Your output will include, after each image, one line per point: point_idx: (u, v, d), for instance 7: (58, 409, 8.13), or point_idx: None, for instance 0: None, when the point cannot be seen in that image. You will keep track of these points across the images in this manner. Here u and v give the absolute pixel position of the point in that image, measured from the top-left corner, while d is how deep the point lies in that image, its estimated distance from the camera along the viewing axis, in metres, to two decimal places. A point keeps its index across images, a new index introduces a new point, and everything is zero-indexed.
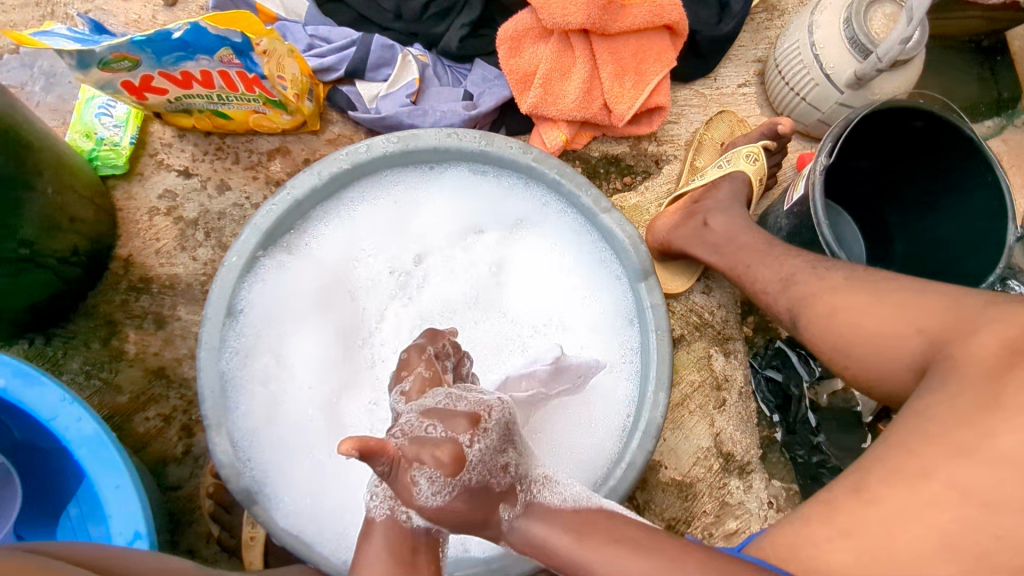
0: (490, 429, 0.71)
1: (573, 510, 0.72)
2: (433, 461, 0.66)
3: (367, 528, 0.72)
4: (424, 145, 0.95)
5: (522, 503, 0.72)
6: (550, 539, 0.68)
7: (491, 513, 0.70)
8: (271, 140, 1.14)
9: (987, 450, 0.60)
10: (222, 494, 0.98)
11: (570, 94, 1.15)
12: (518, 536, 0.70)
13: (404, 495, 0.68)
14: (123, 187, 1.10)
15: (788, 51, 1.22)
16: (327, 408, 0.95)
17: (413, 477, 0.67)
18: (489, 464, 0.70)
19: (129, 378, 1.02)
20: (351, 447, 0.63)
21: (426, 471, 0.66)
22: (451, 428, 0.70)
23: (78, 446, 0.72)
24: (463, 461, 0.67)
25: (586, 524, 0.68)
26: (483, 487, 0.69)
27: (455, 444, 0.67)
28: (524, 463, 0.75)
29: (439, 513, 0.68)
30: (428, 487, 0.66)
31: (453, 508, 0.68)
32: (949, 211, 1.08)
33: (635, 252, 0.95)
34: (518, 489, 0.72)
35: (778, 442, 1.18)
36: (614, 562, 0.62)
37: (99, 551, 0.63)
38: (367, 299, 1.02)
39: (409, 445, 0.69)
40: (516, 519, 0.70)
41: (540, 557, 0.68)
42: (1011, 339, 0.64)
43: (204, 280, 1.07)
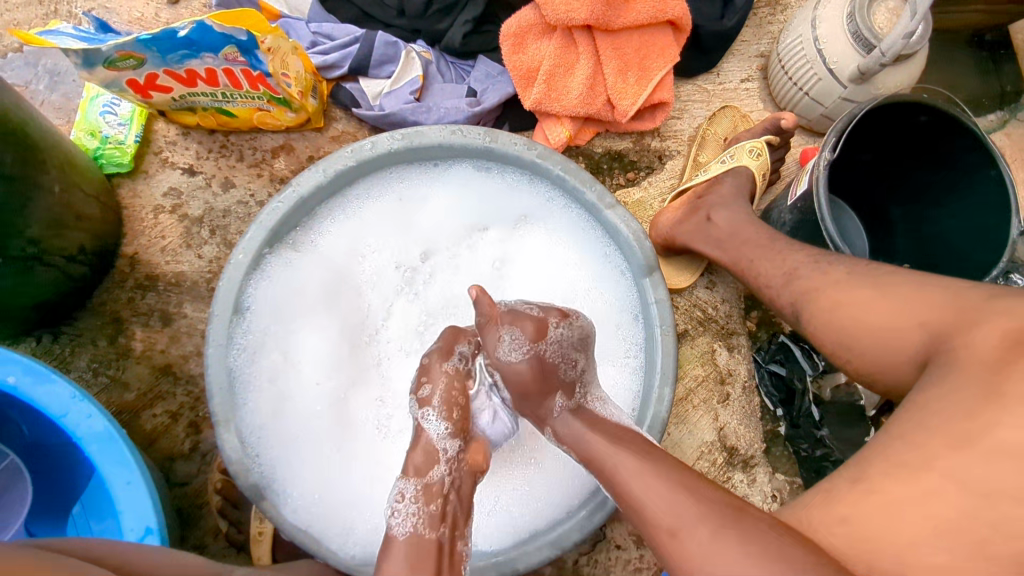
0: (574, 326, 0.80)
1: (616, 423, 0.79)
2: (523, 326, 0.77)
3: (388, 545, 0.72)
4: (429, 141, 0.95)
5: (575, 402, 0.81)
6: (587, 435, 0.75)
7: (549, 394, 0.79)
8: (274, 137, 1.14)
9: (987, 442, 0.61)
10: (229, 490, 0.99)
11: (574, 91, 1.15)
12: (563, 424, 0.78)
13: (490, 347, 0.79)
14: (128, 185, 1.10)
15: (791, 45, 1.22)
16: (334, 404, 0.96)
17: (500, 333, 0.78)
18: (563, 352, 0.79)
19: (135, 375, 1.03)
20: (478, 292, 0.77)
21: (515, 331, 0.77)
22: (546, 312, 0.79)
23: (88, 442, 0.73)
24: (545, 333, 0.77)
25: (623, 432, 0.75)
26: (553, 367, 0.78)
27: (543, 321, 0.78)
28: (589, 373, 0.83)
29: (512, 369, 0.78)
30: (510, 344, 0.77)
31: (523, 370, 0.77)
32: (952, 204, 1.09)
33: (640, 247, 0.95)
34: (576, 388, 0.81)
35: (781, 435, 1.19)
36: (638, 458, 0.69)
37: (107, 546, 0.63)
38: (373, 296, 1.02)
39: (507, 313, 0.80)
40: (566, 410, 0.79)
41: (576, 449, 0.75)
42: (1013, 330, 0.64)
43: (209, 277, 1.08)
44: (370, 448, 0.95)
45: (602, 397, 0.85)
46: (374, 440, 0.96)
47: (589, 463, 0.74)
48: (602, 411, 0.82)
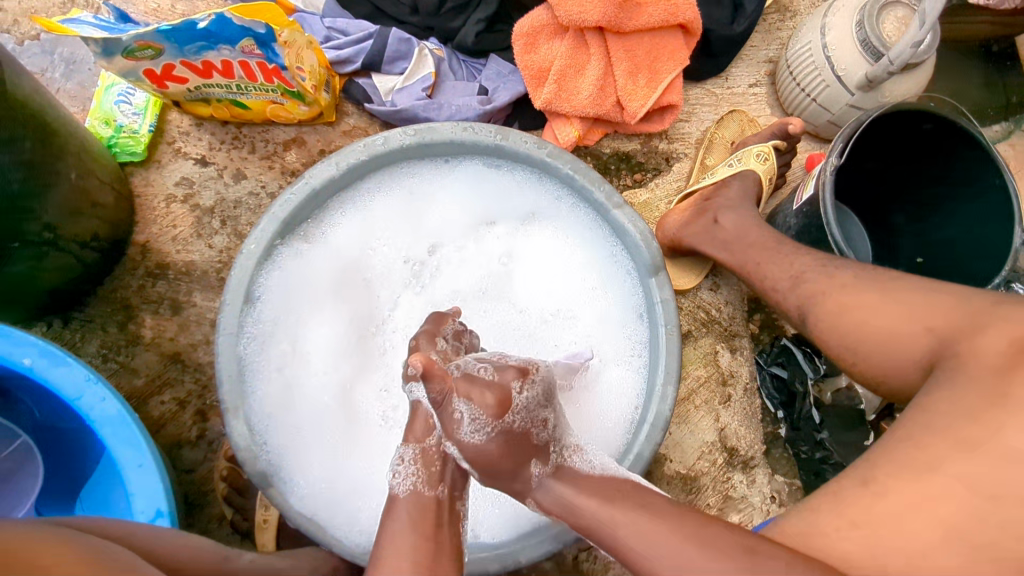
0: (536, 383, 0.77)
1: (600, 477, 0.76)
2: (480, 401, 0.73)
3: (390, 503, 0.76)
4: (441, 138, 0.96)
5: (553, 464, 0.77)
6: (577, 499, 0.73)
7: (521, 466, 0.75)
8: (287, 130, 1.15)
9: (995, 446, 0.62)
10: (235, 477, 1.00)
11: (585, 91, 1.16)
12: (546, 493, 0.75)
13: (449, 429, 0.75)
14: (141, 174, 1.11)
15: (800, 52, 1.24)
16: (341, 394, 0.97)
17: (454, 408, 0.73)
18: (532, 415, 0.76)
19: (145, 362, 1.04)
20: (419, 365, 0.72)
21: (471, 406, 0.73)
22: (502, 376, 0.77)
23: (102, 424, 0.75)
24: (508, 405, 0.74)
25: (609, 488, 0.73)
26: (524, 434, 0.75)
27: (505, 390, 0.74)
28: (561, 427, 0.80)
29: (478, 451, 0.75)
30: (470, 425, 0.73)
31: (489, 450, 0.74)
32: (956, 213, 1.10)
33: (646, 248, 0.97)
34: (551, 450, 0.78)
35: (781, 437, 1.20)
36: (637, 518, 0.68)
37: (120, 525, 0.65)
38: (381, 288, 1.04)
39: (461, 380, 0.76)
40: (545, 477, 0.76)
41: (566, 517, 0.73)
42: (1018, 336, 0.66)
43: (219, 267, 1.09)
44: (376, 438, 0.97)
45: (578, 446, 0.82)
46: (380, 431, 0.97)
47: (582, 528, 0.72)
48: (583, 463, 0.79)
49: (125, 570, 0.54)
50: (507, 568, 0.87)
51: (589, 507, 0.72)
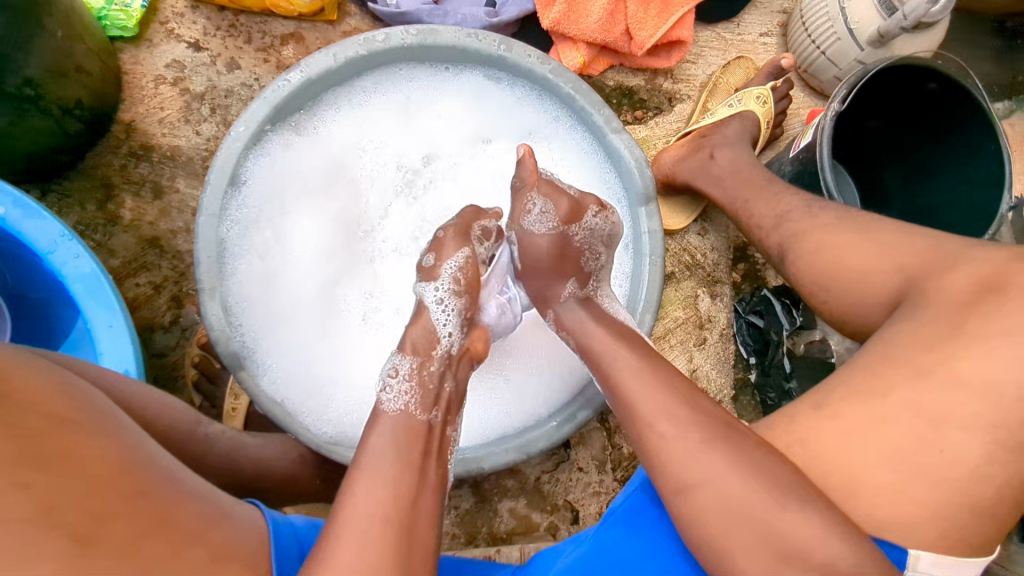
0: (612, 219, 0.84)
1: (621, 322, 0.83)
2: (557, 203, 0.83)
3: (375, 419, 0.71)
4: (442, 42, 0.93)
5: (585, 293, 0.86)
6: (591, 325, 0.79)
7: (563, 276, 0.85)
8: (285, 24, 1.11)
9: (944, 373, 0.63)
10: (206, 365, 1.00)
11: (593, 15, 1.13)
12: (568, 311, 0.83)
13: (518, 214, 0.86)
14: (131, 51, 1.08)
15: (816, 2, 1.21)
16: (320, 290, 0.97)
17: (532, 199, 0.85)
18: (594, 237, 0.85)
19: (122, 244, 1.03)
20: (524, 151, 0.86)
21: (546, 201, 0.84)
22: (584, 196, 0.84)
23: (75, 281, 0.74)
24: (578, 216, 0.83)
25: (631, 335, 0.78)
26: (573, 254, 0.84)
27: (579, 204, 0.84)
28: (606, 270, 0.88)
29: (529, 238, 0.85)
30: (539, 215, 0.84)
31: (538, 243, 0.84)
32: (949, 177, 1.10)
33: (640, 176, 0.95)
34: (589, 282, 0.87)
35: (750, 384, 1.22)
36: (637, 364, 0.72)
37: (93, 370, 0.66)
38: (369, 191, 1.02)
39: (548, 181, 0.86)
40: (574, 296, 0.84)
41: (574, 334, 0.81)
42: (982, 275, 0.67)
43: (205, 155, 1.06)
44: (351, 336, 0.97)
45: (613, 296, 0.90)
46: (356, 330, 0.98)
47: (584, 350, 0.79)
48: (611, 306, 0.86)
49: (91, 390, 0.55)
50: (470, 472, 0.87)
51: (594, 334, 0.78)
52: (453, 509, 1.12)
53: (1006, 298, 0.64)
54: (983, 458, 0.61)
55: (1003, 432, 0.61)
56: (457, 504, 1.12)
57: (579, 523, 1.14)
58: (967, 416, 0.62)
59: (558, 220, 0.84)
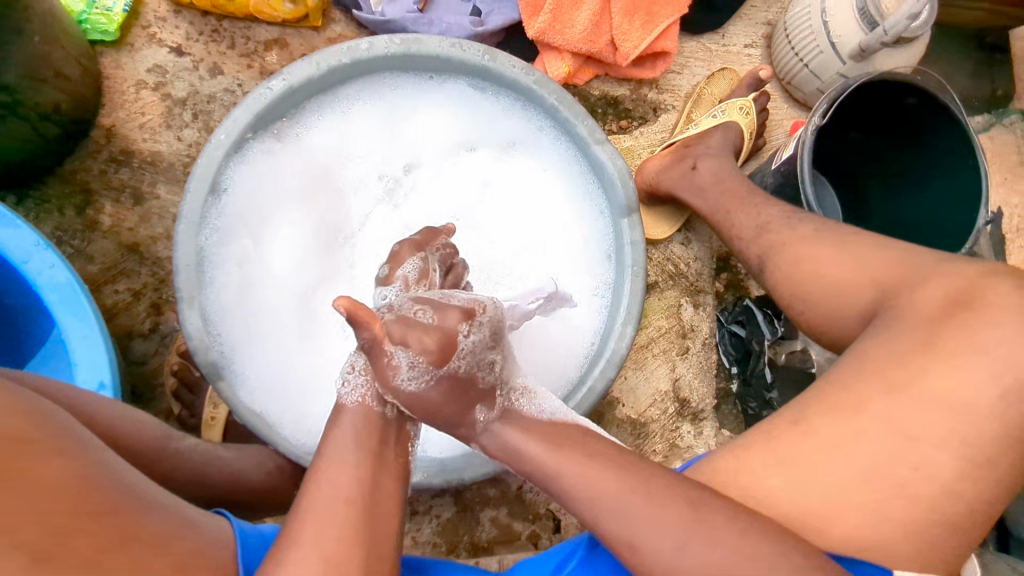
0: (483, 326, 0.72)
1: (546, 422, 0.74)
2: (418, 344, 0.66)
3: (337, 414, 0.70)
4: (426, 51, 0.93)
5: (499, 408, 0.74)
6: (522, 445, 0.70)
7: (468, 409, 0.71)
8: (269, 30, 1.11)
9: (914, 388, 0.64)
10: (186, 373, 0.99)
11: (578, 26, 1.14)
12: (494, 440, 0.72)
13: (383, 374, 0.68)
14: (112, 55, 1.07)
15: (799, 15, 1.21)
16: (300, 298, 0.97)
17: (390, 352, 0.67)
18: (478, 357, 0.71)
19: (100, 250, 1.02)
20: (344, 305, 0.66)
21: (409, 351, 0.67)
22: (443, 318, 0.69)
23: (50, 292, 0.75)
24: (451, 348, 0.68)
25: (559, 436, 0.70)
26: (468, 380, 0.71)
27: (448, 334, 0.68)
28: (509, 370, 0.77)
29: (416, 398, 0.69)
30: (408, 369, 0.67)
31: (430, 396, 0.69)
32: (928, 190, 1.11)
33: (623, 187, 0.95)
34: (498, 394, 0.74)
35: (732, 394, 1.23)
36: (582, 465, 0.66)
37: (60, 388, 0.67)
38: (351, 199, 1.02)
39: (394, 322, 0.68)
40: (490, 422, 0.72)
41: (508, 460, 0.72)
42: (952, 291, 0.68)
43: (187, 161, 1.06)
44: (331, 344, 0.97)
45: (526, 388, 0.79)
46: (337, 338, 0.98)
47: (524, 472, 0.71)
48: (533, 407, 0.76)
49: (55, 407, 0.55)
50: (450, 483, 0.88)
51: (532, 453, 0.70)
52: (434, 518, 1.12)
53: (976, 315, 0.65)
54: (952, 472, 0.62)
55: (971, 447, 0.62)
56: (439, 513, 1.12)
57: (561, 532, 1.14)
58: (937, 431, 0.63)
59: (420, 356, 0.67)
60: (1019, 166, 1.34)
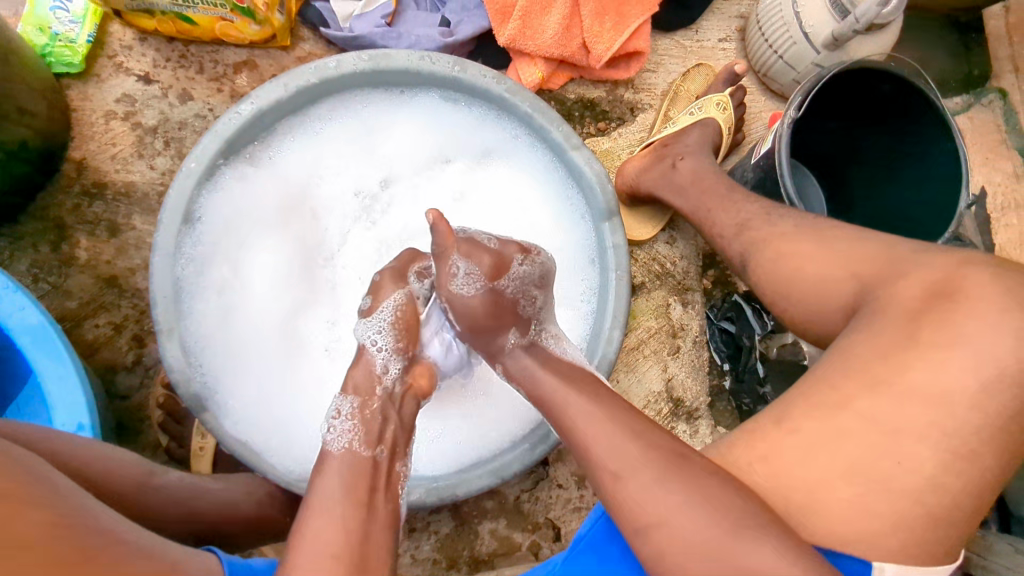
0: (537, 262, 0.82)
1: (569, 361, 0.79)
2: (479, 260, 0.79)
3: (322, 461, 0.71)
4: (396, 66, 0.92)
5: (530, 338, 0.81)
6: (539, 372, 0.75)
7: (501, 326, 0.80)
8: (238, 52, 1.10)
9: (898, 383, 0.64)
10: (172, 405, 0.98)
11: (549, 30, 1.13)
12: (515, 361, 0.79)
13: (443, 281, 0.80)
14: (79, 87, 1.05)
15: (771, 7, 1.21)
16: (281, 322, 0.96)
17: (454, 262, 0.79)
18: (523, 287, 0.81)
19: (78, 284, 1.01)
20: (433, 217, 0.77)
21: (469, 264, 0.79)
22: (504, 247, 0.81)
23: (21, 334, 0.74)
24: (503, 271, 0.80)
25: (572, 370, 0.75)
26: (512, 301, 0.81)
27: (502, 258, 0.80)
28: (547, 312, 0.84)
29: (465, 305, 0.80)
30: (464, 278, 0.80)
31: (475, 306, 0.80)
32: (910, 176, 1.10)
33: (602, 191, 0.95)
34: (532, 324, 0.82)
35: (726, 390, 1.22)
36: (586, 399, 0.69)
37: (32, 434, 0.66)
38: (329, 219, 1.01)
39: (465, 241, 0.80)
40: (519, 346, 0.80)
41: (523, 384, 0.76)
42: (932, 282, 0.67)
43: (161, 190, 1.04)
44: (316, 367, 0.96)
45: (559, 336, 0.85)
46: (321, 360, 0.97)
47: (535, 399, 0.75)
48: (558, 347, 0.82)
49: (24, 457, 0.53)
50: (444, 500, 0.87)
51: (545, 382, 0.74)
52: (433, 534, 1.11)
53: (957, 306, 0.64)
54: (940, 466, 0.61)
55: (958, 439, 0.62)
56: (437, 529, 1.11)
57: (562, 540, 1.13)
58: (922, 425, 0.62)
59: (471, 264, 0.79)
60: (1000, 145, 1.33)
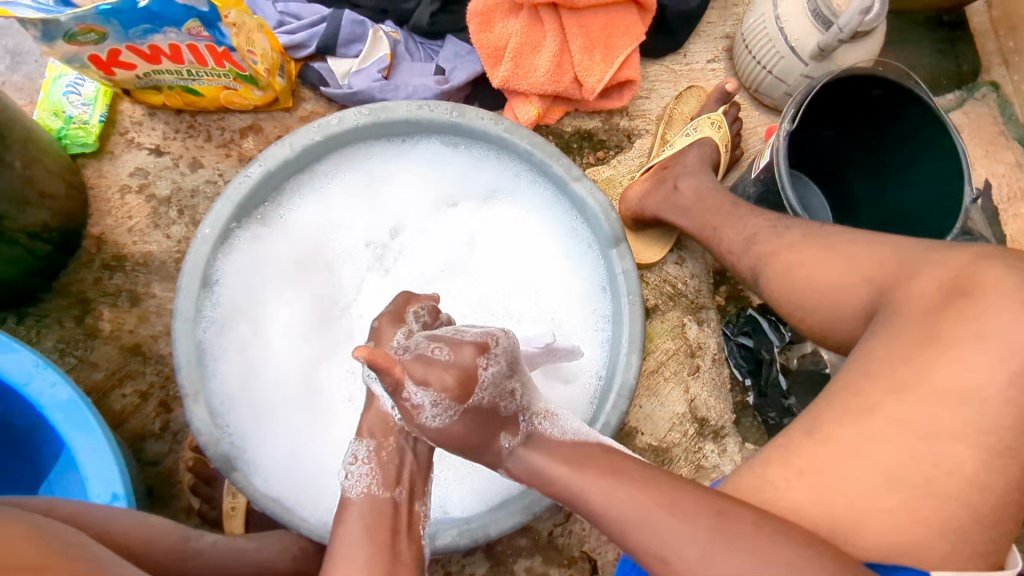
0: (500, 356, 0.75)
1: (571, 442, 0.76)
2: (439, 383, 0.69)
3: (343, 508, 0.72)
4: (396, 116, 0.95)
5: (523, 434, 0.76)
6: (545, 466, 0.72)
7: (493, 438, 0.74)
8: (243, 117, 1.14)
9: (923, 385, 0.63)
10: (201, 467, 0.99)
11: (541, 69, 1.16)
12: (518, 463, 0.74)
13: (410, 415, 0.72)
14: (94, 165, 1.09)
15: (755, 25, 1.23)
16: (304, 376, 0.98)
17: (410, 397, 0.69)
18: (500, 388, 0.75)
19: (104, 356, 1.03)
20: (362, 356, 0.65)
21: (429, 392, 0.69)
22: (460, 356, 0.73)
23: (53, 410, 0.76)
24: (472, 383, 0.71)
25: (582, 454, 0.72)
26: (493, 409, 0.74)
27: (464, 370, 0.71)
28: (530, 397, 0.80)
29: (442, 433, 0.73)
30: (451, 321, 0.80)
31: (455, 430, 0.73)
32: (911, 176, 1.11)
33: (607, 219, 0.96)
34: (520, 420, 0.77)
35: (750, 406, 1.21)
36: (603, 485, 0.66)
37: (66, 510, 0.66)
38: (342, 270, 1.03)
39: (416, 364, 0.70)
40: (517, 447, 0.75)
41: (535, 482, 0.73)
42: (946, 280, 0.67)
43: (178, 257, 1.07)
44: (339, 417, 0.97)
45: (548, 411, 0.82)
46: (345, 411, 0.98)
47: (549, 492, 0.72)
48: (552, 429, 0.79)
49: (67, 536, 0.55)
50: (478, 540, 0.86)
51: (557, 475, 0.71)
52: None
53: (972, 301, 0.64)
54: (976, 465, 0.61)
55: (991, 436, 0.61)
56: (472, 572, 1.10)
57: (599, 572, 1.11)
58: (954, 425, 0.61)
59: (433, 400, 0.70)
60: (999, 137, 1.34)
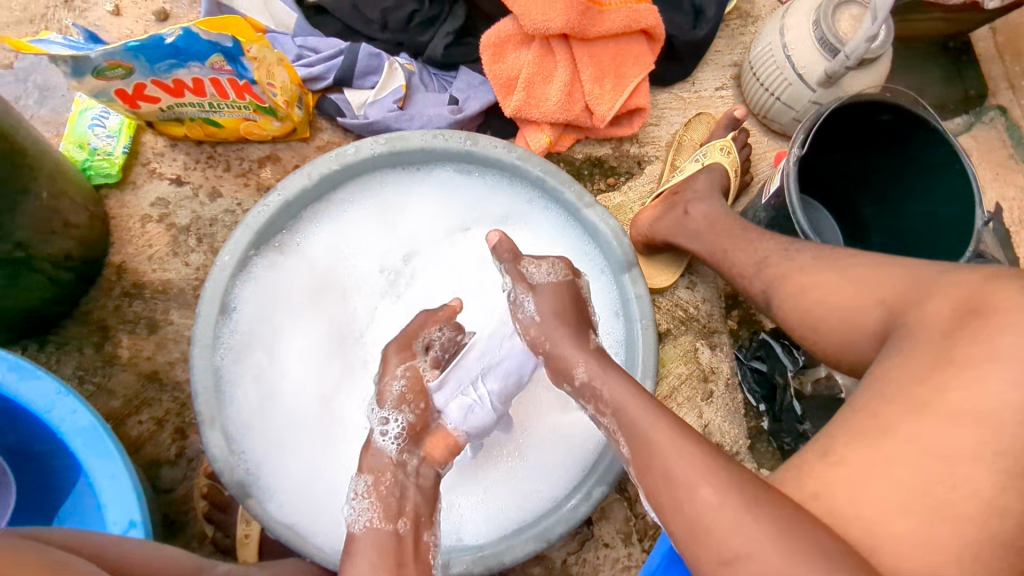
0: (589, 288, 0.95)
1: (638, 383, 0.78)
2: (560, 263, 0.89)
3: (348, 543, 0.73)
4: (411, 146, 0.97)
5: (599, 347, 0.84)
6: (615, 388, 0.74)
7: (581, 326, 0.84)
8: (261, 148, 1.16)
9: (940, 406, 0.62)
10: (216, 494, 0.99)
11: (552, 98, 1.18)
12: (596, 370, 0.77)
13: (529, 274, 0.87)
14: (116, 195, 1.12)
15: (761, 53, 1.26)
16: (318, 402, 0.98)
17: (535, 261, 0.88)
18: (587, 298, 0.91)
19: (122, 382, 1.04)
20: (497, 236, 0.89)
21: (552, 261, 0.89)
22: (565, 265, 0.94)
23: (73, 436, 0.76)
24: (578, 274, 0.91)
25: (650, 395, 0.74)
26: (583, 302, 0.89)
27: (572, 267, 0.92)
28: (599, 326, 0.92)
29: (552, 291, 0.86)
30: (548, 270, 0.88)
31: (558, 291, 0.86)
32: (920, 200, 1.11)
33: (619, 244, 0.97)
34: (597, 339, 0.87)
35: (765, 431, 1.20)
36: (669, 429, 0.67)
37: (82, 541, 0.66)
38: (357, 295, 1.04)
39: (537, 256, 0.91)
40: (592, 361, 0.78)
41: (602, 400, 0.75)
42: (960, 301, 0.67)
43: (196, 285, 1.09)
44: (353, 444, 0.97)
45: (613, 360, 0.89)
46: (358, 437, 0.97)
47: (610, 408, 0.73)
48: None
49: None
50: (491, 569, 0.85)
51: (622, 399, 0.73)
52: None
53: (987, 322, 0.64)
54: (995, 488, 0.60)
55: (1009, 458, 0.60)
56: None
57: None
58: (973, 446, 0.60)
59: (536, 316, 0.84)
60: (1009, 160, 1.34)
